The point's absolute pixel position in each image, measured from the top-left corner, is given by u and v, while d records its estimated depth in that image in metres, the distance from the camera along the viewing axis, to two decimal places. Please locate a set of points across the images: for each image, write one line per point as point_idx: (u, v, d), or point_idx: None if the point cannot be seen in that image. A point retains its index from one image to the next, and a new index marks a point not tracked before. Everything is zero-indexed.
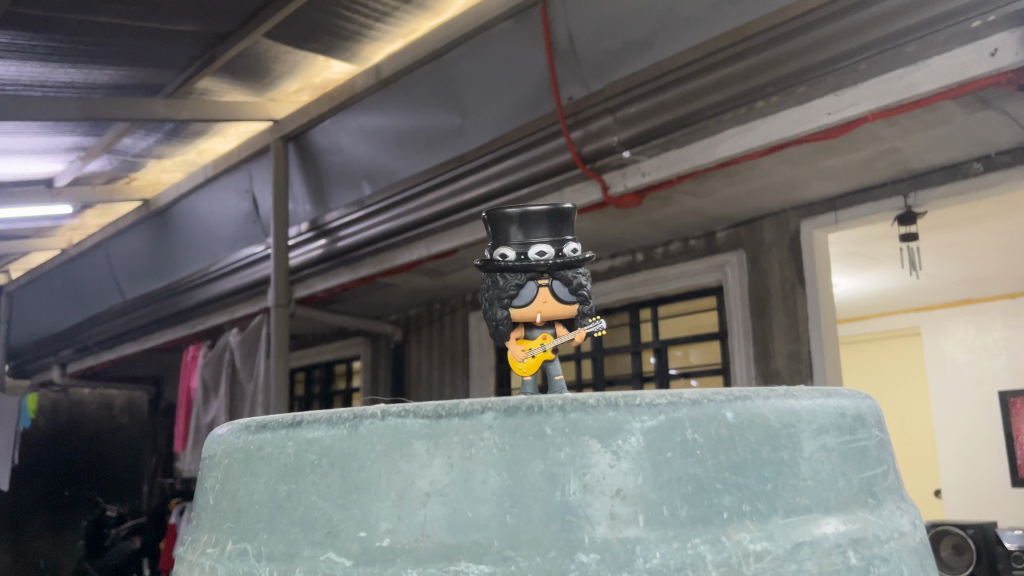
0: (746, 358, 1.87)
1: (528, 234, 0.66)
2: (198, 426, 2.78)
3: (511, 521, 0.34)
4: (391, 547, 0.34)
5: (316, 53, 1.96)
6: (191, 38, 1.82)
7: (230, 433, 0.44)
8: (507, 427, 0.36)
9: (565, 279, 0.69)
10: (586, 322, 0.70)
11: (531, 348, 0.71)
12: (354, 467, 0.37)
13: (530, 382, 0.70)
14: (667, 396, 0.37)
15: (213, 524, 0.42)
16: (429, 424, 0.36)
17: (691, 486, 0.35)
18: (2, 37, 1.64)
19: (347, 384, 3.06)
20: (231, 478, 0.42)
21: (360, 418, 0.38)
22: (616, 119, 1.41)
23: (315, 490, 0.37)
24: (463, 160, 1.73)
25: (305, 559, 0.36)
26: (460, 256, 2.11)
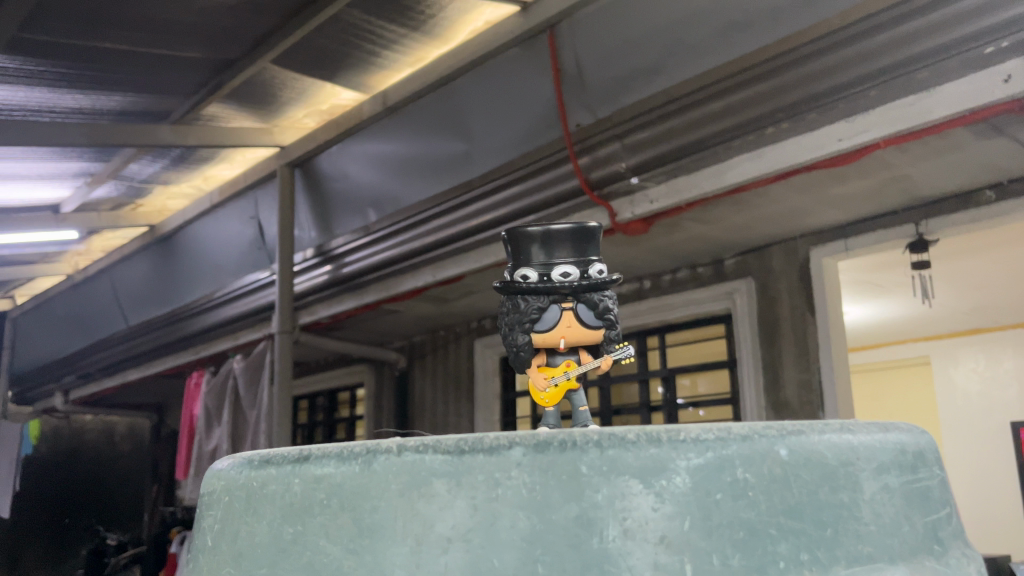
0: (755, 387, 1.84)
1: (552, 255, 0.66)
2: (200, 453, 2.74)
3: (541, 569, 0.35)
4: None
5: (323, 80, 1.95)
6: (199, 64, 1.82)
7: (229, 466, 0.43)
8: (536, 465, 0.37)
9: (591, 303, 0.67)
10: (613, 349, 0.68)
11: (554, 377, 0.67)
12: (369, 507, 0.38)
13: (552, 412, 0.67)
14: (710, 431, 0.39)
15: (211, 567, 0.41)
16: (449, 460, 0.38)
17: (743, 532, 0.36)
18: (10, 63, 1.64)
19: (352, 412, 3.02)
20: (232, 515, 0.41)
21: (373, 453, 0.39)
22: (624, 145, 1.40)
23: (323, 533, 0.38)
24: (470, 187, 1.72)
25: None
26: (466, 283, 2.09)
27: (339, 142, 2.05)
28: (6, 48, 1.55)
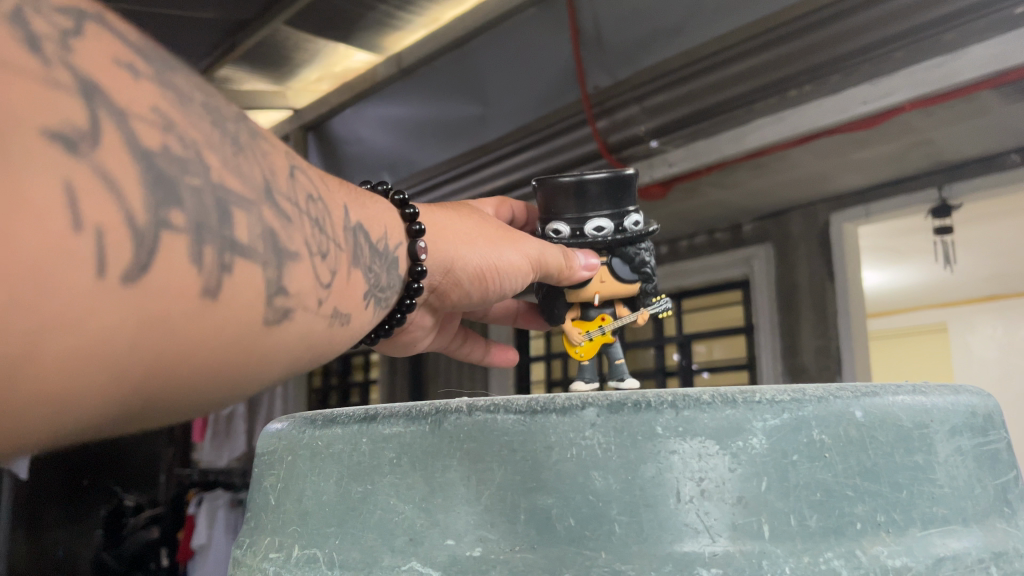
0: (772, 353, 1.84)
1: (589, 208, 0.75)
2: (218, 416, 2.87)
3: (618, 531, 0.31)
4: (483, 557, 0.31)
5: (337, 42, 1.94)
6: (210, 24, 1.80)
7: (286, 427, 0.40)
8: (611, 425, 0.32)
9: (626, 258, 0.77)
10: (650, 302, 0.79)
11: (588, 332, 0.80)
12: (438, 467, 0.33)
13: (589, 365, 0.80)
14: (786, 391, 0.34)
15: (276, 527, 0.37)
16: (522, 420, 0.33)
17: (821, 494, 0.32)
18: None
19: (366, 375, 3.06)
20: (295, 475, 0.37)
21: (443, 413, 0.34)
22: (643, 108, 1.39)
23: (394, 493, 0.34)
24: (484, 151, 1.69)
25: (385, 568, 0.32)
26: None
27: (353, 105, 2.06)
28: None
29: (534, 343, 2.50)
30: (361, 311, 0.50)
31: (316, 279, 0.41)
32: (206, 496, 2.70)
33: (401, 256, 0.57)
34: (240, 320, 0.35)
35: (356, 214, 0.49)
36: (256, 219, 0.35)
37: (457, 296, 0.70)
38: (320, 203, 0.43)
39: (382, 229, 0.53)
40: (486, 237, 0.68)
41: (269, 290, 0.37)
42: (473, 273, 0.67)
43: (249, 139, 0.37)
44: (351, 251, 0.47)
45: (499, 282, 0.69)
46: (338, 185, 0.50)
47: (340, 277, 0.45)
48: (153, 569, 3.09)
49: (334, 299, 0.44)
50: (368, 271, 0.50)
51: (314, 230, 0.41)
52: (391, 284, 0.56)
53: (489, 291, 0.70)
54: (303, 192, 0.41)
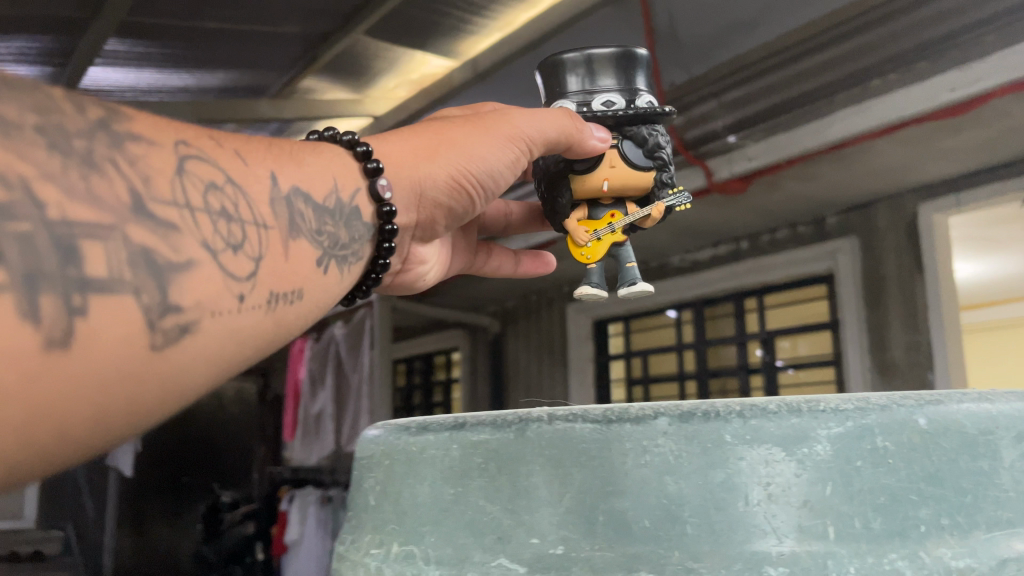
0: (859, 348, 1.80)
1: (594, 85, 0.71)
2: (308, 416, 2.97)
3: (691, 531, 0.32)
4: (566, 554, 0.33)
5: (414, 49, 1.98)
6: (293, 39, 1.88)
7: (381, 433, 0.42)
8: (683, 434, 0.33)
9: (637, 139, 0.71)
10: (665, 194, 0.72)
11: (596, 231, 0.73)
12: (523, 472, 0.35)
13: (596, 268, 0.73)
14: (850, 400, 0.34)
15: (377, 524, 0.39)
16: (598, 429, 0.34)
17: (885, 498, 0.32)
18: (122, 46, 1.74)
19: (447, 374, 3.11)
20: (392, 479, 0.39)
21: (526, 421, 0.36)
22: (720, 103, 1.39)
23: (482, 496, 0.36)
24: None
25: (477, 564, 0.34)
26: (559, 249, 2.09)
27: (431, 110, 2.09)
28: (120, 32, 1.65)
29: (614, 342, 2.49)
30: (316, 277, 0.50)
31: (228, 274, 0.40)
32: (297, 494, 2.80)
33: (361, 202, 0.57)
34: (109, 358, 0.33)
35: (288, 181, 0.48)
36: (117, 245, 0.34)
37: (445, 217, 0.69)
38: (230, 190, 0.42)
39: (327, 185, 0.52)
40: (457, 141, 0.65)
41: (148, 314, 0.35)
42: (446, 184, 0.64)
43: (113, 156, 0.36)
44: (284, 227, 0.46)
45: (479, 182, 0.67)
46: (263, 150, 0.48)
47: (268, 260, 0.44)
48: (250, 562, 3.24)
49: (263, 282, 0.43)
50: (314, 237, 0.49)
51: (217, 227, 0.40)
52: (357, 236, 0.56)
53: (473, 196, 0.68)
54: (198, 186, 0.40)
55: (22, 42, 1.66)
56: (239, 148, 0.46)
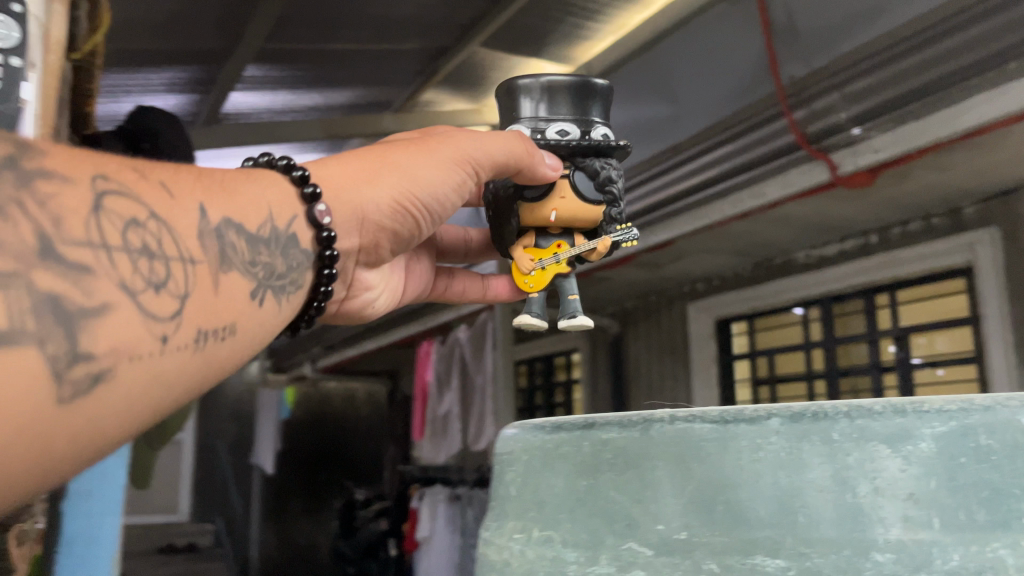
0: (1005, 345, 1.71)
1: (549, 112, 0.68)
2: (435, 417, 3.06)
3: (803, 520, 0.34)
4: (688, 539, 0.35)
5: (529, 56, 2.03)
6: (414, 54, 1.95)
7: (519, 431, 0.44)
8: (794, 432, 0.35)
9: (589, 172, 0.68)
10: (613, 230, 0.69)
11: (540, 260, 0.70)
12: (647, 467, 0.38)
13: (538, 298, 0.71)
14: (957, 399, 0.35)
15: (519, 511, 0.42)
16: (715, 428, 0.37)
17: (988, 492, 0.32)
18: (259, 73, 1.85)
19: (568, 375, 3.14)
20: (532, 473, 0.42)
21: (649, 421, 0.39)
22: (843, 95, 1.35)
23: (612, 486, 0.39)
24: (676, 151, 1.73)
25: (609, 547, 0.37)
26: (679, 249, 2.08)
27: None
28: (258, 59, 1.76)
29: (738, 340, 2.44)
30: (249, 308, 0.48)
31: (147, 315, 0.39)
32: (427, 492, 2.93)
33: (299, 229, 0.55)
34: (15, 416, 0.32)
35: (219, 211, 0.46)
36: (20, 293, 0.33)
37: (391, 241, 0.66)
38: (153, 225, 0.40)
39: (261, 215, 0.51)
40: (400, 163, 0.62)
41: (55, 365, 0.34)
42: (389, 206, 0.62)
43: (20, 196, 0.34)
44: (214, 262, 0.44)
45: (425, 206, 0.64)
46: (193, 178, 0.46)
47: (196, 298, 0.43)
48: (382, 557, 3.33)
49: (193, 322, 0.42)
50: (247, 269, 0.48)
51: (137, 267, 0.39)
52: (295, 264, 0.54)
53: (421, 218, 0.65)
54: (117, 223, 0.38)
55: (172, 73, 1.80)
56: (165, 178, 0.43)
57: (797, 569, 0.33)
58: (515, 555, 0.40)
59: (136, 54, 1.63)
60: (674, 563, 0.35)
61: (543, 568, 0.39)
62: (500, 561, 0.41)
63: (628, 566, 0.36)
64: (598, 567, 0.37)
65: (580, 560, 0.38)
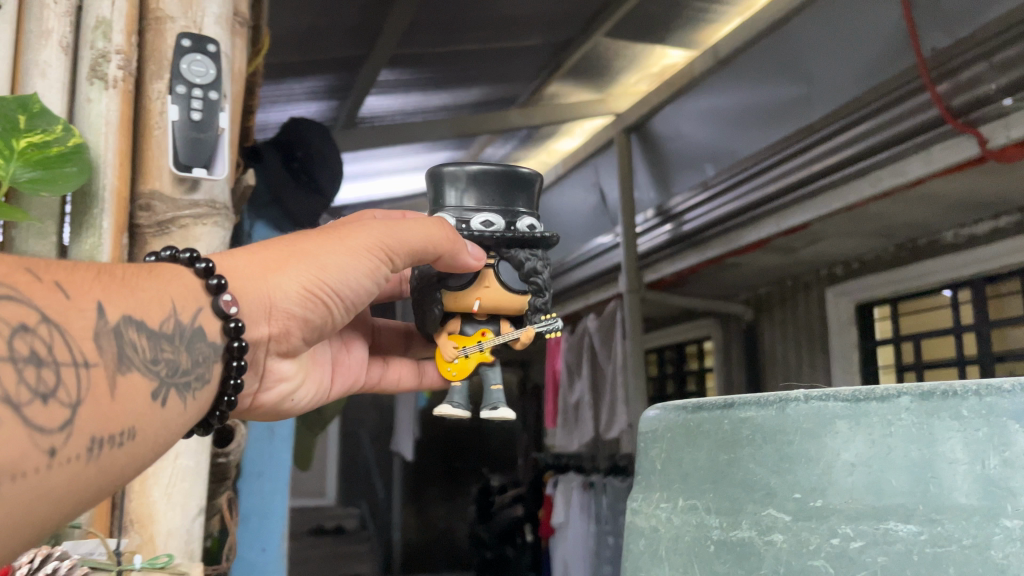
0: None
1: (475, 201, 0.71)
2: (566, 405, 3.10)
3: (934, 489, 0.32)
4: (824, 506, 0.35)
5: (653, 44, 2.03)
6: (538, 49, 1.99)
7: (661, 412, 0.45)
8: (924, 410, 0.34)
9: (516, 262, 0.71)
10: (538, 319, 0.72)
11: (464, 348, 0.73)
12: (786, 441, 0.37)
13: (459, 386, 0.74)
14: None
15: (665, 483, 0.43)
16: (849, 405, 0.36)
17: None
18: (392, 77, 1.94)
19: (701, 363, 3.10)
20: (674, 449, 0.43)
21: (786, 400, 0.38)
22: (992, 65, 1.27)
23: (752, 459, 0.38)
24: (811, 131, 1.71)
25: (750, 513, 0.37)
26: (814, 232, 2.02)
27: (673, 103, 2.09)
28: (390, 63, 1.84)
29: (880, 326, 2.32)
30: (153, 410, 0.51)
31: (33, 427, 0.42)
32: (561, 479, 2.99)
33: (205, 322, 0.58)
34: None
35: (118, 311, 0.50)
36: None
37: (303, 332, 0.68)
38: (43, 330, 0.44)
39: (163, 311, 0.55)
40: (312, 253, 0.65)
41: None
42: (298, 296, 0.64)
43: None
44: (110, 363, 0.48)
45: (335, 293, 0.66)
46: (91, 279, 0.50)
47: (90, 403, 0.46)
48: None
49: (83, 428, 0.45)
50: (147, 368, 0.51)
51: (23, 375, 0.42)
52: (202, 358, 0.57)
53: (333, 305, 0.67)
54: (3, 331, 0.42)
55: (312, 82, 1.90)
56: (60, 278, 0.47)
57: (929, 535, 0.32)
58: (663, 522, 0.41)
59: (280, 66, 1.73)
60: (812, 527, 0.35)
61: (689, 538, 0.39)
62: (649, 528, 0.43)
63: (769, 530, 0.36)
64: (740, 531, 0.37)
65: (723, 525, 0.38)
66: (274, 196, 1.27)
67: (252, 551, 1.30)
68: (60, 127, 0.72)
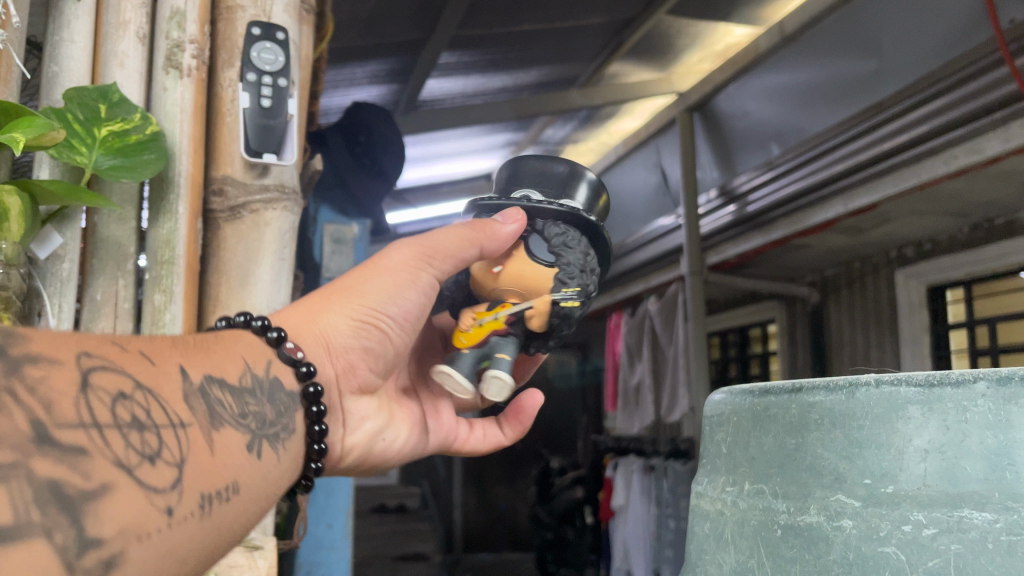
0: None
1: (517, 179, 0.61)
2: (626, 387, 3.09)
3: (1011, 477, 0.32)
4: (896, 492, 0.34)
5: (718, 21, 1.99)
6: (601, 28, 1.97)
7: (728, 396, 0.44)
8: (1002, 396, 0.33)
9: (544, 233, 0.59)
10: (560, 292, 0.58)
11: (478, 318, 0.60)
12: (854, 426, 0.36)
13: (467, 356, 0.58)
14: None
15: (729, 467, 0.42)
16: (921, 391, 0.35)
17: None
18: (454, 59, 1.95)
19: (765, 347, 3.05)
20: (741, 433, 0.42)
21: (855, 384, 0.36)
22: None
23: (820, 445, 0.37)
24: (881, 109, 1.64)
25: (817, 499, 0.36)
26: (885, 212, 1.96)
27: (739, 80, 2.09)
28: (450, 46, 1.85)
29: (954, 309, 2.21)
30: (250, 462, 0.49)
31: (146, 487, 0.40)
32: (621, 461, 2.99)
33: (277, 372, 0.55)
34: None
35: (200, 371, 0.49)
36: (20, 486, 0.35)
37: (371, 367, 0.63)
38: (139, 395, 0.43)
39: (237, 366, 0.52)
40: (353, 283, 0.61)
41: (66, 556, 0.35)
42: (351, 329, 0.60)
43: (12, 383, 0.36)
44: (204, 422, 0.47)
45: (390, 317, 0.60)
46: (169, 345, 0.49)
47: (193, 461, 0.44)
48: (580, 524, 3.44)
49: (191, 488, 0.43)
50: (238, 421, 0.49)
51: (129, 440, 0.41)
52: (285, 408, 0.55)
53: (393, 328, 0.61)
54: (104, 398, 0.40)
55: (374, 65, 1.92)
56: (144, 347, 0.46)
57: (1005, 522, 0.32)
58: (728, 506, 0.41)
59: (344, 51, 1.75)
60: (882, 513, 0.34)
61: (756, 522, 0.39)
62: (715, 512, 0.42)
63: (837, 517, 0.35)
64: (808, 517, 0.36)
65: (791, 511, 0.37)
66: (339, 178, 1.25)
67: (320, 526, 1.33)
68: (137, 116, 0.71)
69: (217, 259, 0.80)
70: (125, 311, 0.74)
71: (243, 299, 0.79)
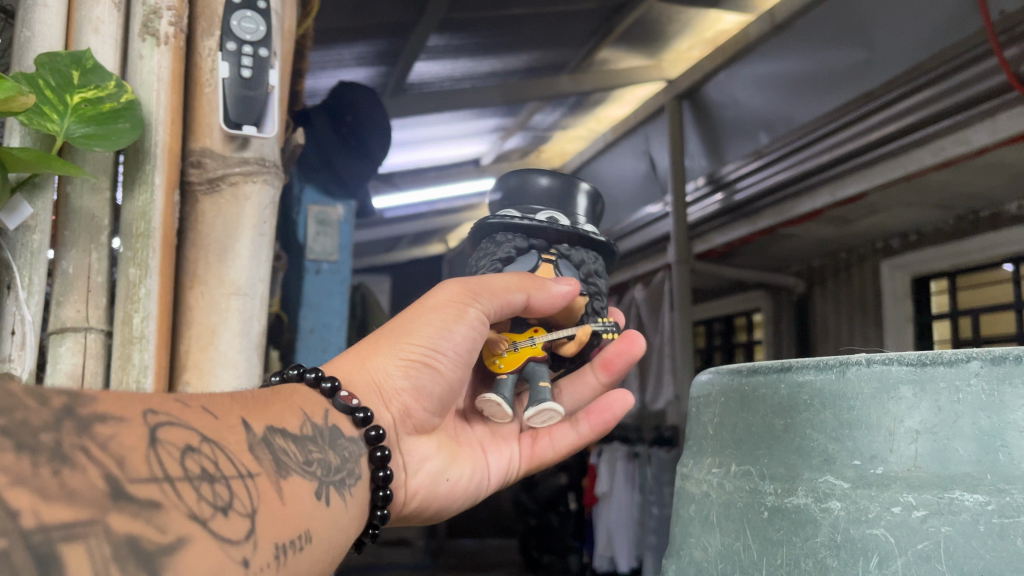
0: None
1: (542, 202, 0.70)
2: None
3: (1004, 459, 0.32)
4: (886, 475, 0.33)
5: (708, 8, 1.99)
6: (592, 14, 1.96)
7: (717, 375, 0.43)
8: (997, 376, 0.33)
9: (576, 262, 0.70)
10: (595, 321, 0.70)
11: (515, 342, 0.67)
12: (845, 406, 0.35)
13: (508, 380, 0.66)
14: None
15: (716, 447, 0.42)
16: (914, 371, 0.34)
17: None
18: (443, 43, 1.93)
19: (750, 336, 3.06)
20: (729, 413, 0.41)
21: (846, 363, 0.36)
22: None
23: (810, 425, 0.36)
24: (871, 98, 1.63)
25: (806, 480, 0.36)
26: (872, 203, 1.96)
27: (728, 68, 2.04)
28: (439, 29, 1.83)
29: (936, 300, 2.26)
30: (320, 509, 0.49)
31: (222, 539, 0.40)
32: (606, 449, 2.98)
33: (336, 421, 0.55)
34: None
35: (261, 423, 0.48)
36: (101, 540, 0.33)
37: (424, 405, 0.64)
38: (206, 447, 0.42)
39: (298, 415, 0.52)
40: (398, 327, 0.64)
41: None
42: (402, 369, 0.62)
43: (83, 442, 0.35)
44: (271, 470, 0.46)
45: (439, 356, 0.63)
46: (228, 400, 0.48)
47: (264, 511, 0.44)
48: (563, 510, 3.44)
49: (264, 539, 0.43)
50: (305, 469, 0.49)
51: (200, 492, 0.40)
52: (348, 454, 0.54)
53: (442, 367, 0.63)
54: (173, 453, 0.40)
55: (361, 47, 1.89)
56: (207, 401, 0.46)
57: (998, 505, 0.31)
58: (715, 488, 0.40)
59: (331, 32, 1.73)
60: (871, 495, 0.33)
61: (743, 502, 0.38)
62: (701, 494, 0.42)
63: (825, 498, 0.35)
64: (797, 498, 0.36)
65: (779, 492, 0.37)
66: (325, 159, 1.23)
67: None
68: (113, 84, 0.69)
69: (194, 233, 0.78)
70: (98, 284, 0.73)
71: (222, 274, 0.78)
